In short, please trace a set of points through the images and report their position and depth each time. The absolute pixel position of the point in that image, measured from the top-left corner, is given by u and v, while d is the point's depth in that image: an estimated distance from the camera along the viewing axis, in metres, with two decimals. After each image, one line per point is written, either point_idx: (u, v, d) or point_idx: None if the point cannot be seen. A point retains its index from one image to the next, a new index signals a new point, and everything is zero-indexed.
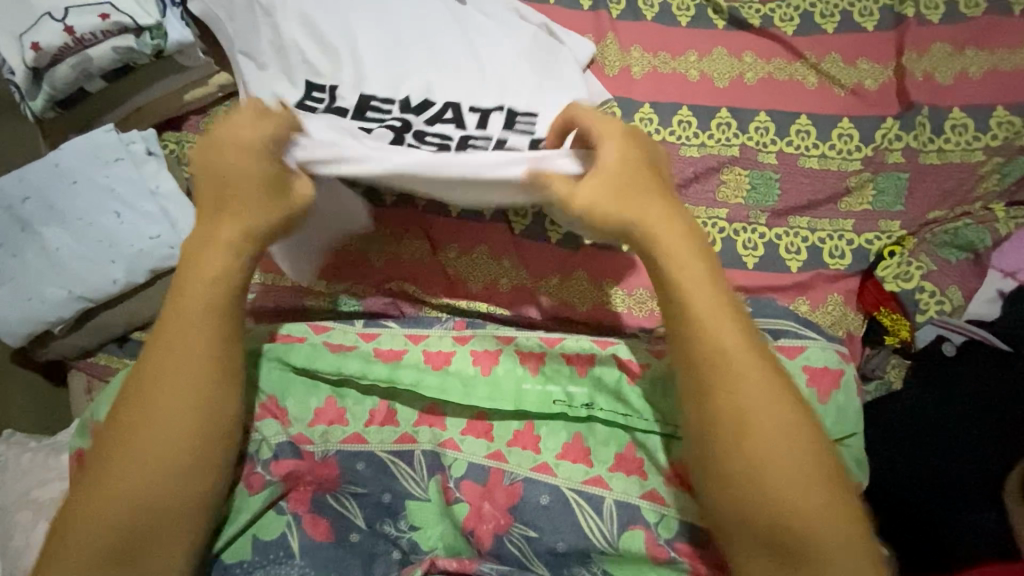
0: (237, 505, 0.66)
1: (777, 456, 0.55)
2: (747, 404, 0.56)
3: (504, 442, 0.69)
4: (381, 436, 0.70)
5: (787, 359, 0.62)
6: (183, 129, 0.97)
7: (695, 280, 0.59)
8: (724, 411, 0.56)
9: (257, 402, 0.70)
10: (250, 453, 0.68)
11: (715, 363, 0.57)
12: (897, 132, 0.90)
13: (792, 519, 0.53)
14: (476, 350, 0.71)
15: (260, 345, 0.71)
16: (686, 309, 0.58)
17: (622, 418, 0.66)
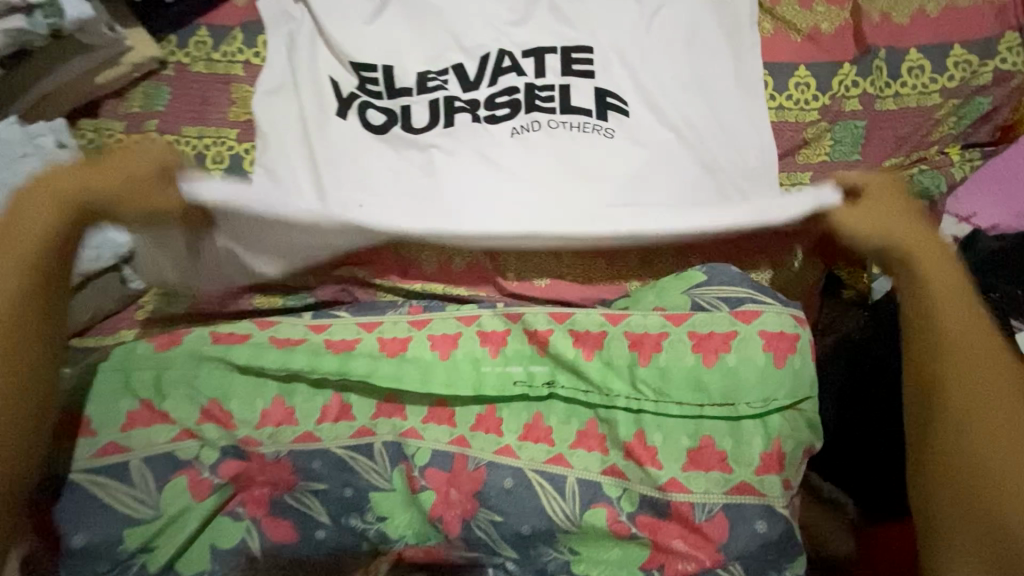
0: (182, 513, 0.66)
1: (975, 351, 0.61)
2: (974, 352, 0.61)
3: (467, 427, 0.72)
4: (335, 432, 0.71)
5: (742, 324, 0.66)
6: (99, 117, 0.92)
7: (936, 265, 0.63)
8: (943, 360, 0.61)
9: (198, 409, 0.69)
10: (191, 460, 0.67)
11: (949, 326, 0.62)
12: (854, 78, 0.87)
13: (945, 389, 0.61)
14: (435, 334, 0.75)
15: (197, 344, 0.71)
16: (939, 288, 0.62)
17: (584, 395, 0.68)
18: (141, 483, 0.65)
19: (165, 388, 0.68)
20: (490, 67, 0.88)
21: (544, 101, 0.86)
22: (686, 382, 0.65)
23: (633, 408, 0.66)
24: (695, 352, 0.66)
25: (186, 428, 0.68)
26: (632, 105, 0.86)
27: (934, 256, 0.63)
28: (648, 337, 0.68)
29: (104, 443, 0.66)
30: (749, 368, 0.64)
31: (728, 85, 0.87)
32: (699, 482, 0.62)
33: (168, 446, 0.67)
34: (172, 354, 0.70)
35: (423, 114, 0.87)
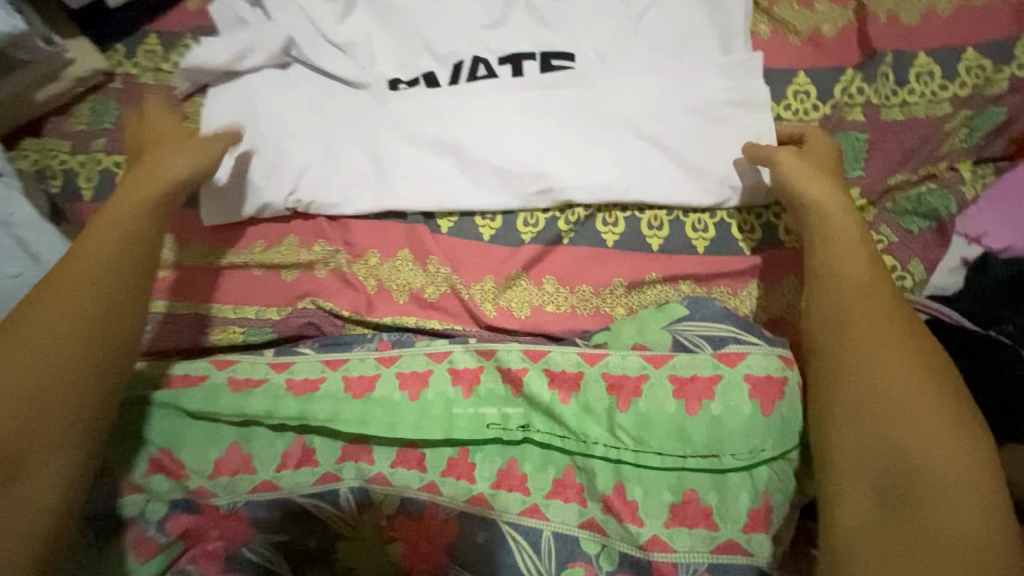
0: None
1: (898, 383, 0.53)
2: (869, 338, 0.56)
3: (439, 472, 0.67)
4: (298, 479, 0.66)
5: (726, 366, 0.59)
6: (47, 135, 0.86)
7: (850, 254, 0.62)
8: (840, 338, 0.57)
9: (147, 459, 0.67)
10: (135, 517, 0.64)
11: (849, 309, 0.58)
12: (857, 85, 0.81)
13: (878, 404, 0.53)
14: (403, 372, 0.70)
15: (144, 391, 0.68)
16: (832, 277, 0.61)
17: (560, 441, 0.62)
18: (81, 544, 0.63)
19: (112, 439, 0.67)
20: (464, 75, 0.83)
21: (517, 114, 0.81)
22: (668, 430, 0.59)
23: (611, 457, 0.60)
24: (677, 397, 0.59)
25: (131, 483, 0.66)
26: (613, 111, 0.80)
27: (850, 245, 0.63)
28: (627, 380, 0.61)
29: None
30: (734, 413, 0.57)
31: (717, 80, 0.80)
32: (683, 539, 0.56)
33: (110, 503, 0.64)
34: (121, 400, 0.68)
35: (394, 123, 0.82)
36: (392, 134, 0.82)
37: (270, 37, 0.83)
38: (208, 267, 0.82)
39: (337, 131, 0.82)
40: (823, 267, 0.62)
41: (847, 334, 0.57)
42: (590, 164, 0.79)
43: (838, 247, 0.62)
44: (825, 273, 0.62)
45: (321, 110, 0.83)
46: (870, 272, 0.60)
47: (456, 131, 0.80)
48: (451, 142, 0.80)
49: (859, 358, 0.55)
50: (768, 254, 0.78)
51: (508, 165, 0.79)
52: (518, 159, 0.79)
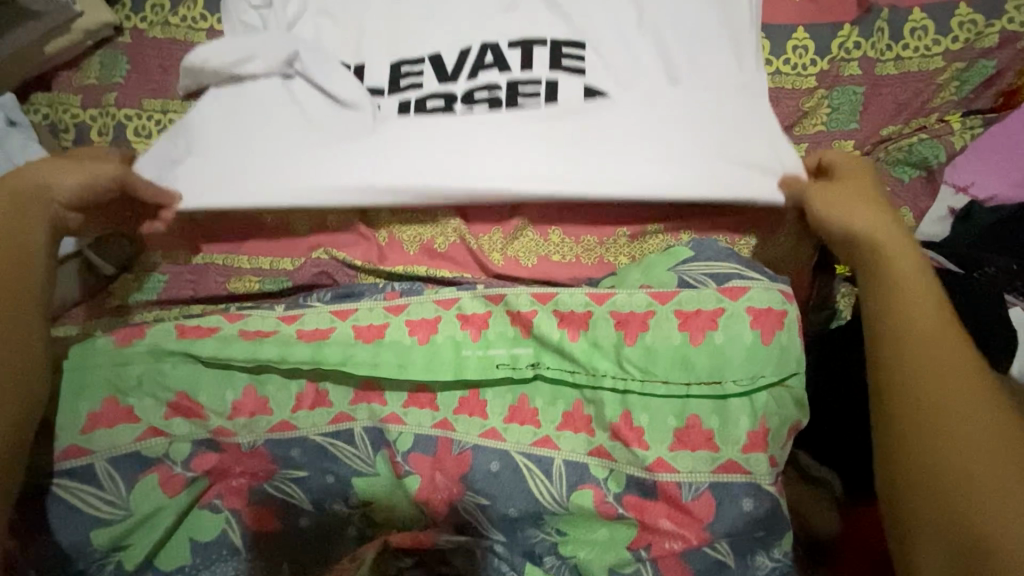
0: (156, 511, 0.66)
1: (970, 437, 0.47)
2: (925, 373, 0.50)
3: (450, 410, 0.70)
4: (313, 420, 0.70)
5: (730, 300, 0.62)
6: (54, 89, 0.88)
7: (907, 280, 0.57)
8: (891, 372, 0.52)
9: (166, 405, 0.69)
10: (161, 457, 0.68)
11: (903, 341, 0.53)
12: (856, 40, 0.83)
13: (945, 463, 0.47)
14: (412, 319, 0.73)
15: (160, 339, 0.70)
16: (884, 304, 0.56)
17: (570, 375, 0.65)
18: (111, 483, 0.66)
19: (125, 386, 0.68)
20: (470, 62, 0.82)
21: (512, 117, 0.79)
22: (673, 361, 0.62)
23: (620, 388, 0.63)
24: (682, 330, 0.62)
25: (149, 428, 0.68)
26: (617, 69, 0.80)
27: (900, 272, 0.57)
28: (634, 316, 0.64)
29: (66, 446, 0.66)
30: (737, 345, 0.61)
31: (725, 87, 0.79)
32: (685, 461, 0.59)
33: (134, 446, 0.67)
34: (133, 351, 0.70)
35: (386, 139, 0.78)
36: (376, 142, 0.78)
37: (273, 48, 0.82)
38: (222, 222, 0.85)
39: (324, 138, 0.79)
40: (871, 299, 0.58)
41: (903, 386, 0.51)
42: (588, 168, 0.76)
43: (884, 271, 0.58)
44: (873, 301, 0.57)
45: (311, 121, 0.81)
46: (925, 301, 0.55)
47: (453, 134, 0.78)
48: (450, 146, 0.77)
49: (915, 397, 0.50)
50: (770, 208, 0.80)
51: (512, 169, 0.76)
52: (518, 162, 0.76)
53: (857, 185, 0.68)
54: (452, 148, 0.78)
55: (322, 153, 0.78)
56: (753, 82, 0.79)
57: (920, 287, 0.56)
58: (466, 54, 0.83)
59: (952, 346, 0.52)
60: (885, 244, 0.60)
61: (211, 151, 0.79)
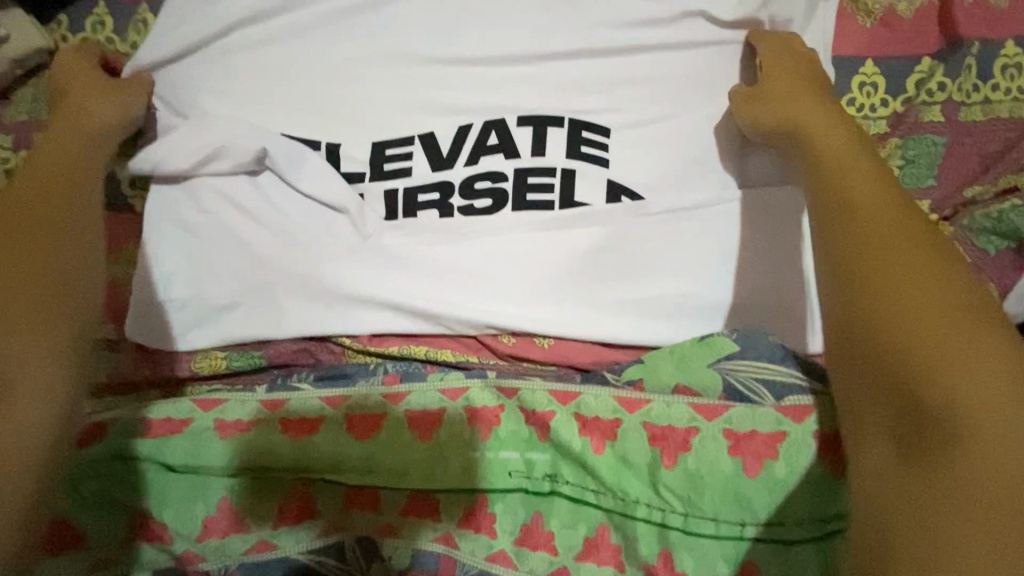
0: None
1: (963, 352, 0.38)
2: (947, 374, 0.38)
3: (454, 523, 0.60)
4: (297, 535, 0.59)
5: (793, 422, 0.55)
6: None
7: (890, 234, 0.46)
8: (901, 386, 0.40)
9: (123, 526, 0.57)
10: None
11: (914, 337, 0.40)
12: (939, 79, 0.70)
13: (942, 399, 0.37)
14: (412, 411, 0.63)
15: (120, 442, 0.59)
16: (881, 290, 0.43)
17: (591, 495, 0.58)
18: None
19: (78, 506, 0.57)
20: (471, 142, 0.71)
21: (522, 226, 0.68)
22: (723, 494, 0.54)
23: (654, 519, 0.55)
24: (733, 455, 0.55)
25: (103, 557, 0.57)
26: (646, 118, 0.71)
27: (881, 211, 0.47)
28: (673, 432, 0.57)
29: None
30: (802, 478, 0.53)
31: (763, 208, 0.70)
32: None
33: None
34: (89, 459, 0.58)
35: (380, 259, 0.68)
36: (361, 255, 0.68)
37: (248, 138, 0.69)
38: None
39: (306, 257, 0.68)
40: (857, 296, 0.44)
41: (896, 347, 0.41)
42: (605, 299, 0.67)
43: (858, 197, 0.49)
44: (857, 290, 0.44)
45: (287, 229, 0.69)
46: (938, 281, 0.42)
47: (455, 252, 0.68)
48: (454, 267, 0.67)
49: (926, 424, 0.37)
50: None
51: (520, 290, 0.67)
52: (519, 288, 0.67)
53: (818, 113, 0.62)
54: (453, 253, 0.68)
55: (303, 285, 0.67)
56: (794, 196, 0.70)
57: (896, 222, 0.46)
58: (466, 132, 0.71)
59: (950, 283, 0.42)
60: (876, 204, 0.48)
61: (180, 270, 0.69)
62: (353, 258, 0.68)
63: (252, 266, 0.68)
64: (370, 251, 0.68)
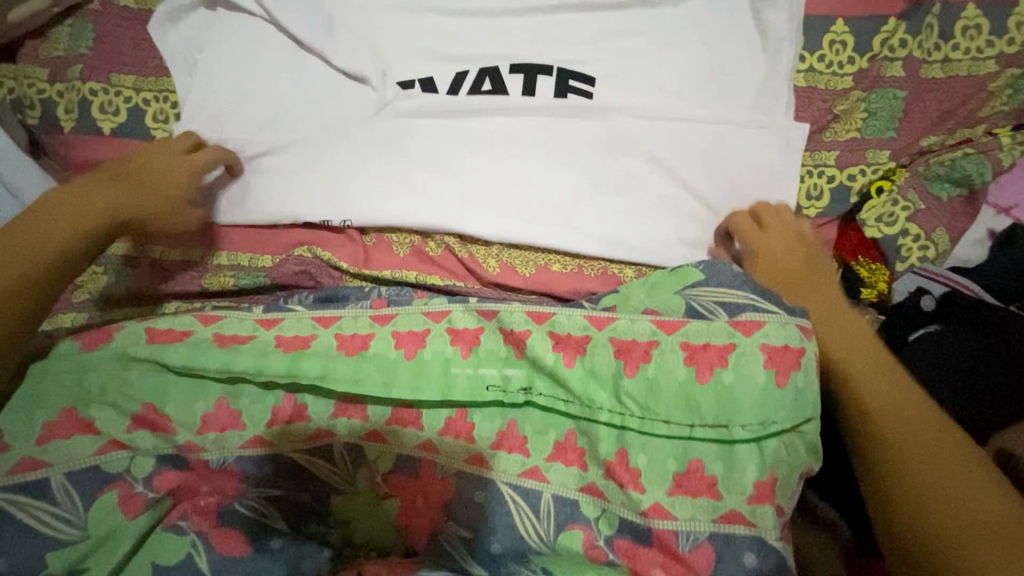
0: (113, 533, 0.60)
1: (918, 475, 0.51)
2: (917, 456, 0.52)
3: (435, 431, 0.65)
4: (288, 436, 0.64)
5: (743, 336, 0.58)
6: (19, 60, 0.81)
7: (862, 349, 0.59)
8: (879, 462, 0.53)
9: (130, 417, 0.63)
10: (123, 472, 0.61)
11: (891, 431, 0.53)
12: (901, 37, 0.75)
13: (920, 510, 0.50)
14: (399, 331, 0.67)
15: (125, 345, 0.64)
16: (861, 392, 0.56)
17: (561, 405, 0.61)
18: (66, 500, 0.59)
19: (88, 395, 0.62)
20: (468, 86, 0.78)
21: (514, 148, 0.77)
22: (677, 400, 0.57)
23: (616, 423, 0.59)
24: (688, 364, 0.58)
25: (113, 439, 0.62)
26: (626, 70, 0.78)
27: (849, 334, 0.61)
28: (637, 345, 0.59)
29: (18, 458, 0.59)
30: (747, 385, 0.56)
31: (731, 156, 0.76)
32: (685, 509, 0.56)
33: (92, 459, 0.61)
34: (98, 356, 0.64)
35: (387, 173, 0.77)
36: (372, 175, 0.77)
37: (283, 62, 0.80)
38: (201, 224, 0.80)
39: (324, 168, 0.77)
40: (848, 400, 0.57)
41: (899, 452, 0.52)
42: (582, 221, 0.75)
43: (838, 319, 0.62)
44: (846, 402, 0.57)
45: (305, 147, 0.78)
46: (896, 394, 0.56)
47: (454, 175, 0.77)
48: (450, 189, 0.76)
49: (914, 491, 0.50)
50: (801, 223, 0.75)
51: (510, 209, 0.76)
52: (507, 207, 0.76)
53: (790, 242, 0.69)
54: (453, 169, 0.77)
55: (322, 188, 0.76)
56: (767, 138, 0.75)
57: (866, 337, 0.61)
58: (462, 79, 0.78)
59: (898, 384, 0.56)
60: (850, 325, 0.62)
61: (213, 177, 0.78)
62: (366, 169, 0.77)
63: (269, 186, 0.78)
64: (379, 166, 0.77)
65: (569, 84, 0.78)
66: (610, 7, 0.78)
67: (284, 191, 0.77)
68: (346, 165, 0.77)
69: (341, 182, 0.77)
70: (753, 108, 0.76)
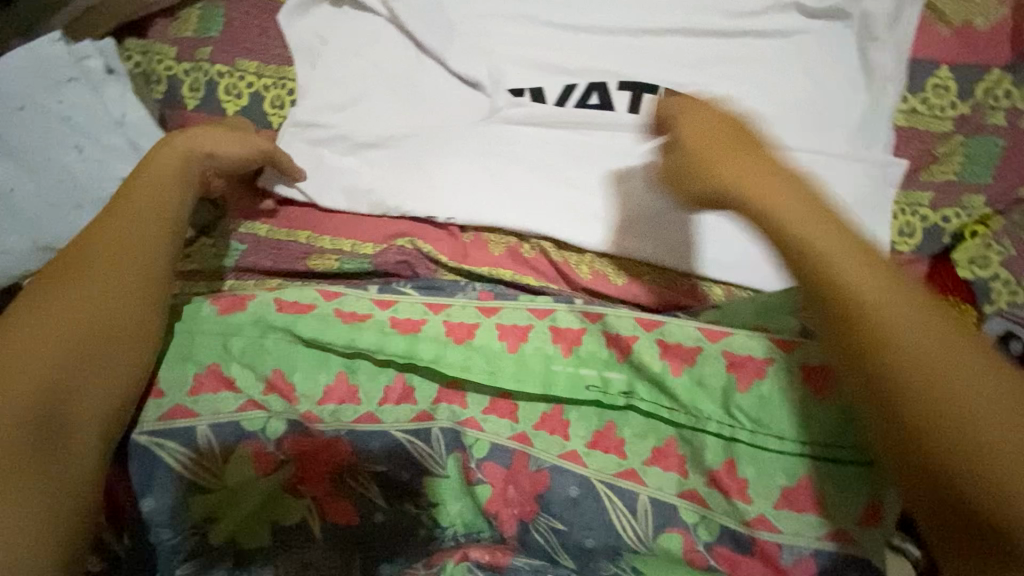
0: (243, 486, 0.65)
1: (906, 327, 0.44)
2: (990, 461, 0.40)
3: (531, 424, 0.68)
4: (397, 414, 0.68)
5: None
6: (149, 37, 0.85)
7: (923, 317, 0.45)
8: (937, 459, 0.42)
9: (262, 380, 0.68)
10: (256, 432, 0.65)
11: (954, 428, 0.41)
12: (1006, 87, 0.77)
13: (949, 446, 0.41)
14: (503, 325, 0.70)
15: (261, 312, 0.69)
16: (896, 382, 0.44)
17: (666, 411, 0.63)
18: (208, 450, 0.64)
19: (233, 354, 0.68)
20: (574, 99, 0.81)
21: (615, 161, 0.79)
22: (794, 417, 0.60)
23: (724, 435, 0.61)
24: (805, 384, 0.60)
25: (250, 399, 0.67)
26: (732, 95, 0.79)
27: (904, 293, 0.46)
28: (752, 361, 0.62)
29: (170, 406, 0.66)
30: None
31: (828, 187, 0.77)
32: (790, 523, 0.58)
33: (234, 415, 0.66)
34: (240, 321, 0.69)
35: (492, 175, 0.79)
36: (478, 176, 0.80)
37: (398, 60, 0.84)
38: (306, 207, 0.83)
39: (428, 165, 0.80)
40: (884, 389, 0.44)
41: (981, 465, 0.40)
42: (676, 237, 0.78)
43: (878, 282, 0.47)
44: (868, 399, 0.46)
45: (412, 143, 0.81)
46: (967, 365, 0.43)
47: (555, 182, 0.79)
48: (552, 196, 0.79)
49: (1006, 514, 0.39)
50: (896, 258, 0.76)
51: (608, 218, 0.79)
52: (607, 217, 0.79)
53: (794, 200, 0.53)
54: (553, 178, 0.79)
55: (430, 184, 0.80)
56: (868, 168, 0.77)
57: (916, 301, 0.46)
58: (570, 91, 0.81)
59: (960, 351, 0.44)
60: (913, 297, 0.46)
61: (319, 165, 0.81)
62: (472, 170, 0.80)
63: (378, 176, 0.81)
64: (485, 168, 0.80)
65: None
66: (719, 33, 0.81)
67: (391, 185, 0.81)
68: (451, 164, 0.80)
69: (447, 180, 0.80)
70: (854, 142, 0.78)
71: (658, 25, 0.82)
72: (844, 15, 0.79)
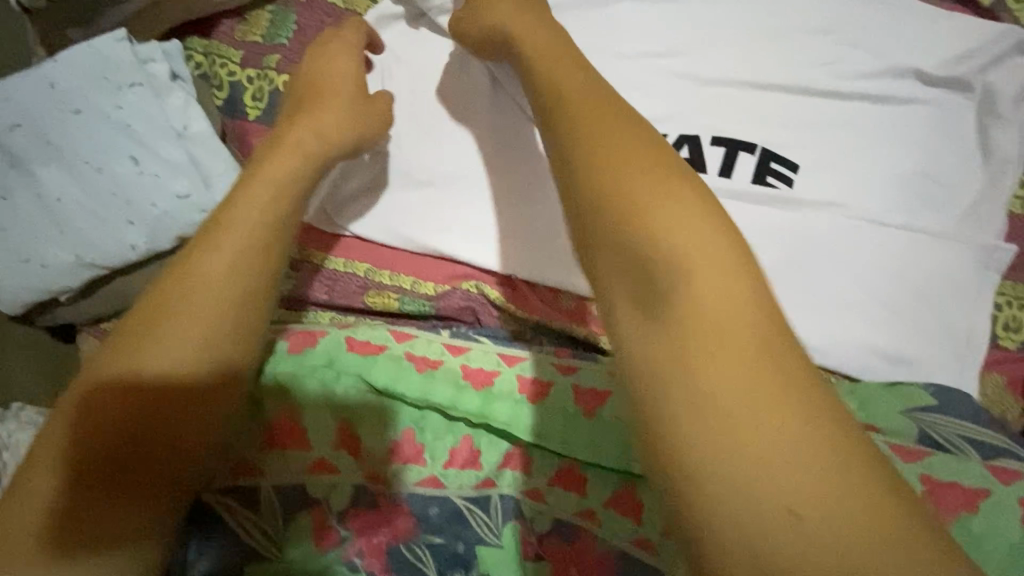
0: (302, 561, 0.59)
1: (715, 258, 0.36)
2: (720, 403, 0.33)
3: (600, 501, 0.62)
4: (460, 480, 0.63)
5: (1002, 484, 0.56)
6: (213, 38, 0.79)
7: (721, 302, 0.36)
8: (685, 410, 0.34)
9: (331, 433, 0.63)
10: (320, 499, 0.62)
11: (705, 390, 0.33)
12: None
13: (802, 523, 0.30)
14: (579, 386, 0.65)
15: (333, 352, 0.66)
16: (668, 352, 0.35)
17: None
18: (270, 515, 0.61)
19: (306, 395, 0.64)
20: None
21: None
22: None
23: None
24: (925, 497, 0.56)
25: (319, 459, 0.62)
26: (841, 161, 0.73)
27: (694, 251, 0.37)
28: None
29: (239, 462, 0.62)
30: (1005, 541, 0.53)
31: (936, 272, 0.71)
32: None
33: (301, 477, 0.62)
34: (304, 362, 0.65)
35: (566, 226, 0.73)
36: (552, 225, 0.73)
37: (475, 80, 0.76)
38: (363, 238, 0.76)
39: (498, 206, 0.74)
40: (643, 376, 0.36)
41: (713, 431, 0.32)
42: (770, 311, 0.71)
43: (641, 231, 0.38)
44: (658, 375, 0.35)
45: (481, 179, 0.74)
46: (721, 333, 0.35)
47: None
48: None
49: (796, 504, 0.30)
50: (999, 353, 0.72)
51: None
52: None
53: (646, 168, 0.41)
54: None
55: (499, 228, 0.74)
56: (973, 257, 0.72)
57: (707, 263, 0.37)
58: None
59: (740, 315, 0.35)
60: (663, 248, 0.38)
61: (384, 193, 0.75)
62: (545, 216, 0.73)
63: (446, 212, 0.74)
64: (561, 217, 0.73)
65: (769, 166, 0.74)
66: (827, 93, 0.75)
67: (459, 223, 0.74)
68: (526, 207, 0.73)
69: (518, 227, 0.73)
70: (965, 226, 0.73)
71: (766, 75, 0.76)
72: (965, 86, 0.74)
